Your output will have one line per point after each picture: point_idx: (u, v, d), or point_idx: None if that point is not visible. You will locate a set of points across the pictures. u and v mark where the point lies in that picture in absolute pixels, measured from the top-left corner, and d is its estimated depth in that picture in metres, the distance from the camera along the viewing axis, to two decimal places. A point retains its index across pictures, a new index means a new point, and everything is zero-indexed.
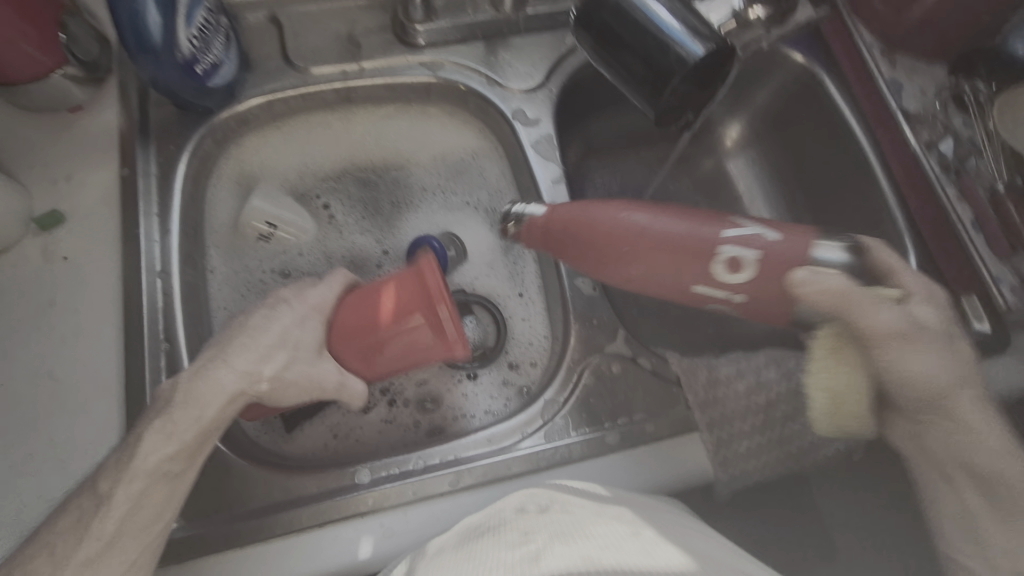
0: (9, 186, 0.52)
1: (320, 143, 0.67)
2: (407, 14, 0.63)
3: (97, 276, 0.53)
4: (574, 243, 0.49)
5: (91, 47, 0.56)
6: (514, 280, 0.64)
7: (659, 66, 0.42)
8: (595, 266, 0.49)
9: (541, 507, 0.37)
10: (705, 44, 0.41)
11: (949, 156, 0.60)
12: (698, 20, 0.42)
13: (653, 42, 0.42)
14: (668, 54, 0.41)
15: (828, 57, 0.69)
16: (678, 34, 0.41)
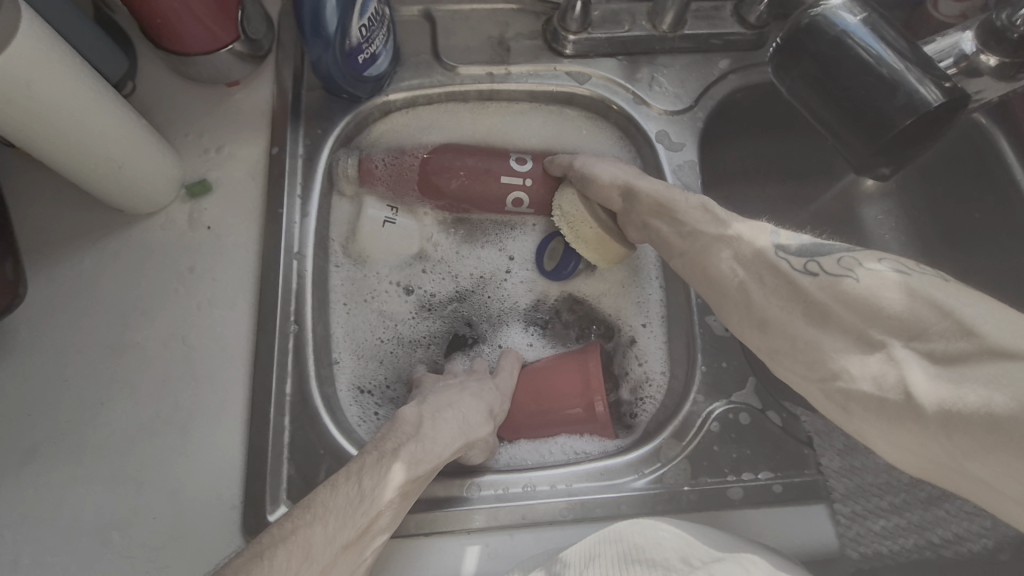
0: (170, 152, 0.54)
1: (445, 129, 0.64)
2: (562, 21, 0.61)
3: (237, 250, 0.54)
4: (428, 167, 0.58)
5: (260, 26, 0.57)
6: (638, 308, 0.60)
7: (879, 111, 0.40)
8: (463, 192, 0.59)
9: (709, 559, 0.36)
10: (938, 85, 0.39)
11: None
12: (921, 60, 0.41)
13: (877, 81, 0.40)
14: (894, 100, 0.40)
15: (1004, 114, 0.63)
16: (906, 79, 0.39)
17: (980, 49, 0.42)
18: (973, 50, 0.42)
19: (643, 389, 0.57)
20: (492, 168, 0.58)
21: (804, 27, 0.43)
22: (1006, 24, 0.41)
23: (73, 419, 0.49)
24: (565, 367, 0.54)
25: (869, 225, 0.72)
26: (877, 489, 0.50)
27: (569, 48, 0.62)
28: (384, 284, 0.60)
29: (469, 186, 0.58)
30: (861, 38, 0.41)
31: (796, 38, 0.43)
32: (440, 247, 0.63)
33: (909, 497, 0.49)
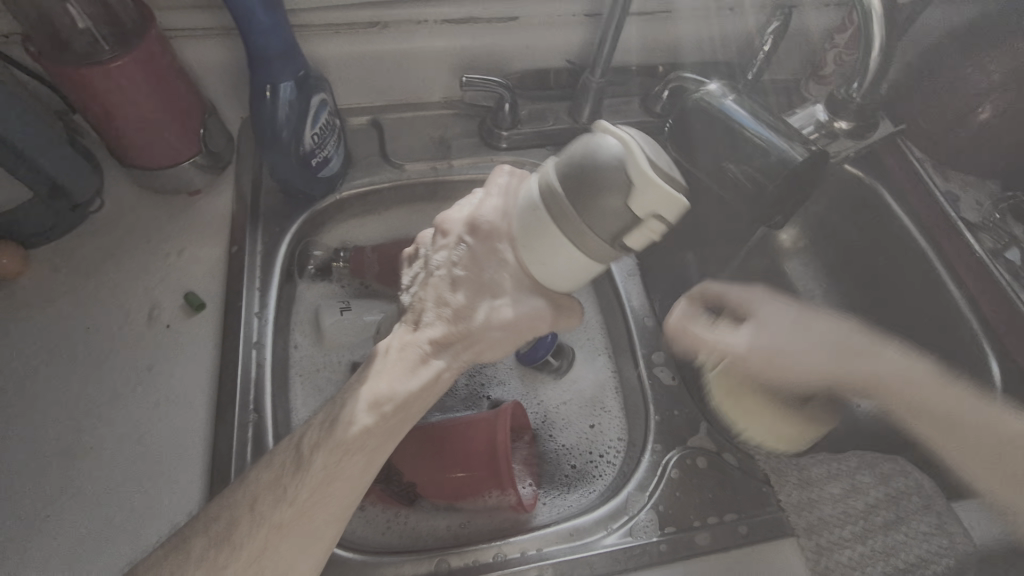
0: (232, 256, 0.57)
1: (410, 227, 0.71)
2: (495, 120, 0.70)
3: (197, 344, 0.55)
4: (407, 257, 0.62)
5: (220, 140, 0.63)
6: (596, 400, 0.61)
7: (759, 170, 0.47)
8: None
9: None
10: (801, 148, 0.47)
11: (1015, 263, 0.65)
12: (789, 129, 0.49)
13: (753, 148, 0.48)
14: (769, 159, 0.47)
15: (883, 170, 0.74)
16: (774, 143, 0.47)
17: (831, 116, 0.51)
18: (826, 117, 0.51)
19: (590, 461, 0.57)
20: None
21: (687, 111, 0.51)
22: (846, 96, 0.50)
23: (18, 535, 0.47)
24: (473, 425, 0.51)
25: (794, 280, 0.81)
26: (837, 520, 0.50)
27: (503, 142, 0.71)
28: (348, 359, 0.62)
29: None
30: (734, 114, 0.49)
31: (684, 120, 0.51)
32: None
33: (868, 524, 0.50)
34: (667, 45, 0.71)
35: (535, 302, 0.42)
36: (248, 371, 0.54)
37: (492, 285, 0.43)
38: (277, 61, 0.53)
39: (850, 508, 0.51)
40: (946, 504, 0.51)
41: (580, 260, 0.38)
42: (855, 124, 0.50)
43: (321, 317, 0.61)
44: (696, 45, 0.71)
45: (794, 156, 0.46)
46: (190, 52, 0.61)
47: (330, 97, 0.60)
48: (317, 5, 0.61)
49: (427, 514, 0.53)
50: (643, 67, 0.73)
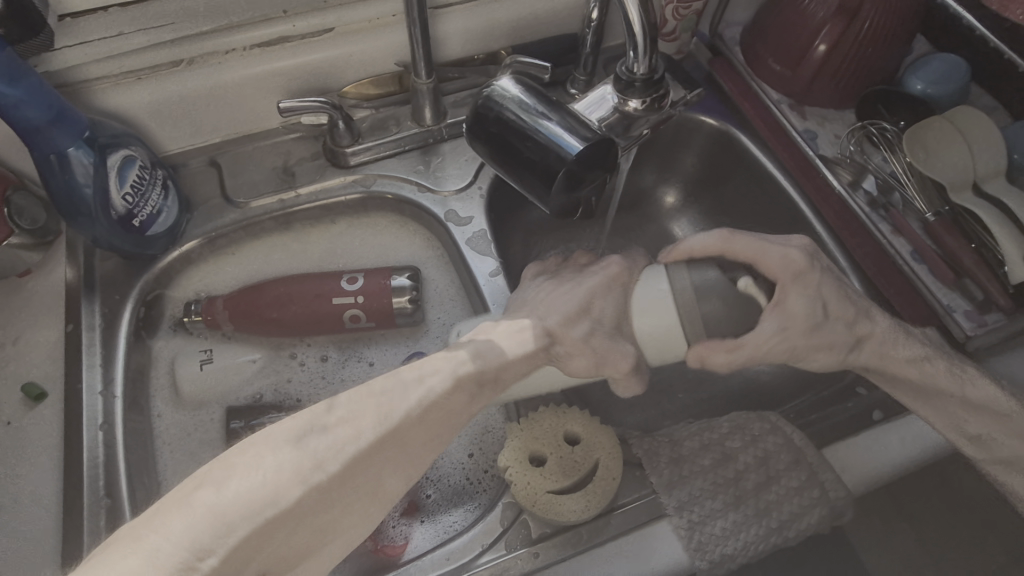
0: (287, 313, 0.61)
1: (274, 262, 0.68)
2: (335, 140, 0.67)
3: (39, 436, 0.53)
4: (263, 300, 0.61)
5: (38, 214, 0.59)
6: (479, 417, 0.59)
7: (539, 171, 0.46)
8: (300, 318, 0.61)
9: None
10: (582, 140, 0.46)
11: (875, 193, 0.64)
12: (576, 120, 0.47)
13: (539, 148, 0.46)
14: (547, 161, 0.46)
15: (741, 118, 0.72)
16: (558, 138, 0.46)
17: (620, 98, 0.50)
18: (619, 99, 0.50)
19: (473, 477, 0.56)
20: (324, 292, 0.61)
21: (481, 110, 0.49)
22: (628, 75, 0.49)
23: None
24: None
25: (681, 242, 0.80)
26: (707, 492, 0.50)
27: (350, 160, 0.68)
28: (222, 412, 0.60)
29: (306, 311, 0.61)
30: (513, 108, 0.47)
31: (482, 119, 0.48)
32: (306, 362, 0.63)
33: (739, 491, 0.51)
34: (501, 29, 0.68)
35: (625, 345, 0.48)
36: (96, 455, 0.52)
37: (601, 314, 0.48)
38: (49, 129, 0.50)
39: (720, 477, 0.51)
40: (817, 454, 0.52)
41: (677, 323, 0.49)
42: (646, 98, 0.49)
43: (178, 373, 0.59)
44: (532, 23, 0.69)
45: (575, 150, 0.45)
46: None
47: (139, 151, 0.57)
48: (104, 56, 0.57)
49: None
50: (484, 54, 0.70)
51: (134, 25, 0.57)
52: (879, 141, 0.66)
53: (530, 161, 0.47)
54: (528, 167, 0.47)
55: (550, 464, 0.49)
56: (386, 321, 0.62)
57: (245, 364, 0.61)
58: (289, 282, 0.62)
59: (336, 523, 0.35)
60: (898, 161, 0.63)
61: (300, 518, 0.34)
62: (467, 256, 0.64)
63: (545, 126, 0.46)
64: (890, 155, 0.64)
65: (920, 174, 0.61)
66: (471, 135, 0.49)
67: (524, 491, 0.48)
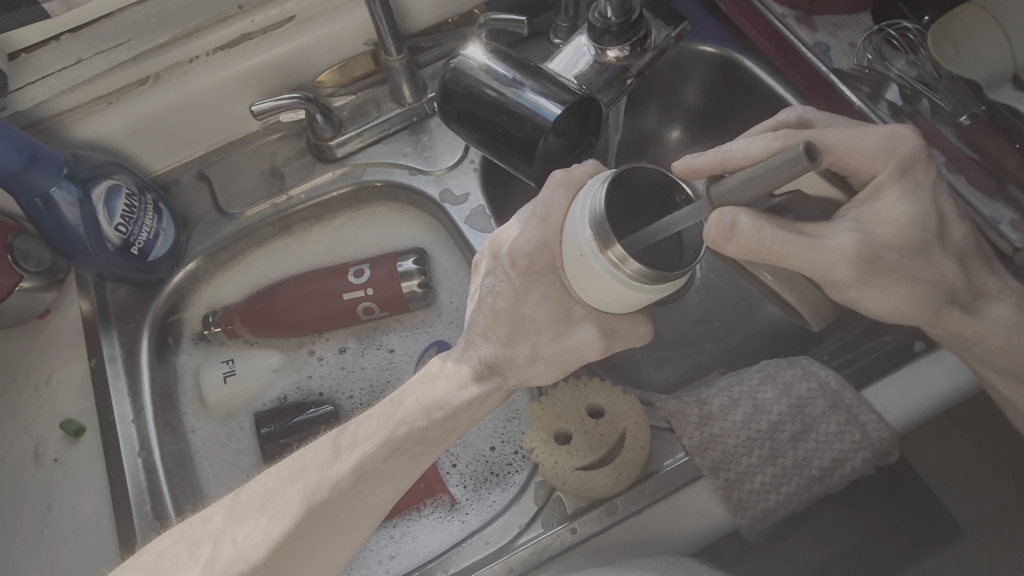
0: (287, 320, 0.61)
1: (277, 266, 0.66)
2: (316, 134, 0.64)
3: (85, 471, 0.55)
4: (275, 304, 0.60)
5: (43, 254, 0.60)
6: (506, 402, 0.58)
7: (518, 144, 0.44)
8: (315, 317, 0.61)
9: None
10: (562, 102, 0.43)
11: (899, 103, 0.58)
12: (554, 81, 0.44)
13: (518, 117, 0.43)
14: (526, 134, 0.43)
15: (744, 40, 0.66)
16: (536, 107, 0.43)
17: (598, 49, 0.46)
18: (597, 49, 0.46)
19: (507, 458, 0.56)
20: (333, 288, 0.60)
21: (451, 83, 0.45)
22: (602, 22, 0.45)
23: None
24: None
25: None
26: (743, 448, 0.48)
27: (336, 152, 0.66)
28: (251, 421, 0.60)
29: (320, 311, 0.60)
30: (484, 77, 0.44)
31: (452, 93, 0.45)
32: (326, 358, 0.63)
33: (775, 442, 0.48)
34: None
35: (583, 332, 0.43)
36: (138, 480, 0.54)
37: (535, 322, 0.43)
38: (26, 172, 0.50)
39: (753, 432, 0.48)
40: (856, 396, 0.49)
41: (617, 285, 0.38)
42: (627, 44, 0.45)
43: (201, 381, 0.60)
44: None
45: (555, 114, 0.42)
46: None
47: (122, 179, 0.57)
48: (67, 85, 0.56)
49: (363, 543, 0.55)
50: (457, 17, 0.66)
51: (91, 50, 0.56)
52: (901, 44, 0.59)
53: (509, 134, 0.44)
54: (508, 141, 0.44)
55: (576, 438, 0.48)
56: (397, 308, 0.61)
57: (265, 368, 0.61)
58: (300, 280, 0.61)
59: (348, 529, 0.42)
60: (925, 62, 0.57)
61: (302, 542, 0.40)
62: (468, 235, 0.62)
63: (520, 94, 0.43)
64: (915, 58, 0.58)
65: (952, 73, 0.55)
66: (444, 114, 0.46)
67: (553, 470, 0.47)
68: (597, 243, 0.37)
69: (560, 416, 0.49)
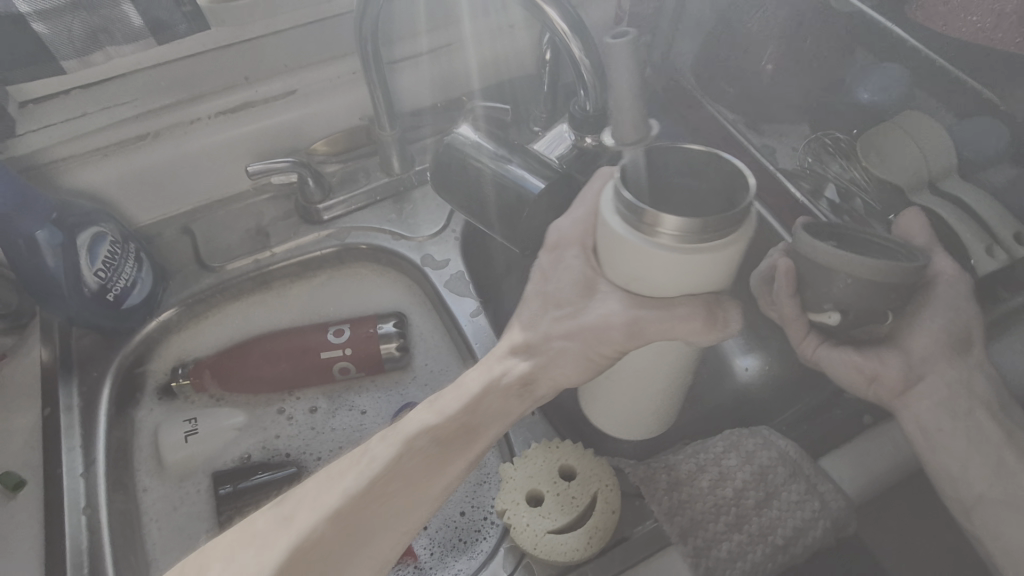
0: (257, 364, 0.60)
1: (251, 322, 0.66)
2: (306, 197, 0.68)
3: (17, 529, 0.51)
4: (248, 360, 0.60)
5: (11, 298, 0.59)
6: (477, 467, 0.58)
7: (505, 214, 0.48)
8: (289, 373, 0.61)
9: None
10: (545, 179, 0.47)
11: (836, 200, 0.66)
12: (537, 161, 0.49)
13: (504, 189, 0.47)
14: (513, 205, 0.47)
15: (702, 141, 0.75)
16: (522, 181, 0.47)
17: (577, 135, 0.54)
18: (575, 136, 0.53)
19: (475, 524, 0.55)
20: (310, 346, 0.61)
21: (443, 159, 0.50)
22: (582, 113, 0.53)
23: None
24: None
25: None
26: (710, 515, 0.49)
27: (323, 215, 0.68)
28: (208, 480, 0.57)
29: (294, 367, 0.60)
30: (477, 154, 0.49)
31: (445, 166, 0.49)
32: (295, 416, 0.61)
33: (740, 510, 0.50)
34: (460, 78, 0.70)
35: (608, 307, 0.43)
36: (78, 541, 0.50)
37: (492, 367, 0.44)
38: (16, 214, 0.50)
39: (719, 498, 0.50)
40: (813, 465, 0.51)
41: (645, 245, 0.39)
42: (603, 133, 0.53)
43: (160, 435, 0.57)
44: (487, 69, 0.71)
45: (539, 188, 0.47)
46: None
47: (109, 228, 0.57)
48: (69, 136, 0.58)
49: None
50: (446, 102, 0.72)
51: (97, 104, 0.58)
52: (836, 151, 0.68)
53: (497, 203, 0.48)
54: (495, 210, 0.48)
55: (548, 502, 0.48)
56: (372, 368, 0.62)
57: (231, 426, 0.60)
58: (273, 338, 0.61)
59: (327, 574, 0.38)
60: (857, 168, 0.65)
61: None
62: (446, 298, 0.64)
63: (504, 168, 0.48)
64: (849, 164, 0.66)
65: (880, 178, 0.63)
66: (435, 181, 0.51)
67: (523, 534, 0.47)
68: (619, 205, 0.40)
69: (537, 479, 0.49)
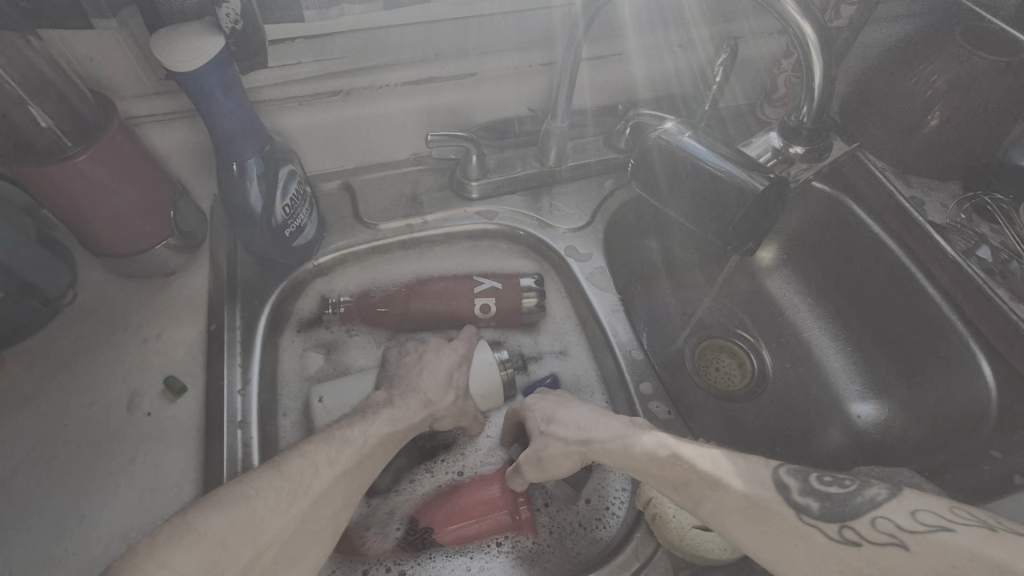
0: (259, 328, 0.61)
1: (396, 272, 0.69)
2: (464, 172, 0.71)
3: (178, 433, 0.54)
4: (398, 298, 0.63)
5: (193, 220, 0.62)
6: None
7: (709, 203, 0.51)
8: (435, 313, 0.63)
9: None
10: (756, 174, 0.49)
11: (989, 260, 0.64)
12: (744, 157, 0.52)
13: (713, 178, 0.50)
14: (723, 193, 0.50)
15: (844, 181, 0.76)
16: (731, 172, 0.50)
17: (785, 142, 0.52)
18: (781, 144, 0.53)
19: (598, 508, 0.56)
20: (456, 293, 0.63)
21: (649, 147, 0.55)
22: (797, 122, 0.51)
23: None
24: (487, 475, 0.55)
25: (774, 297, 0.83)
26: None
27: (475, 192, 0.71)
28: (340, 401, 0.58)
29: (438, 304, 0.63)
30: (685, 145, 0.53)
31: (647, 157, 0.54)
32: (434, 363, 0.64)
33: None
34: (622, 86, 0.74)
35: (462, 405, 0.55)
36: (233, 452, 0.53)
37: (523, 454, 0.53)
38: (239, 137, 0.53)
39: None
40: None
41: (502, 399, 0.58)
42: (811, 146, 0.52)
43: None
44: (647, 83, 0.75)
45: (751, 182, 0.49)
46: (155, 137, 0.61)
47: (297, 166, 0.61)
48: (280, 81, 0.62)
49: (433, 566, 0.53)
50: (602, 107, 0.75)
51: (310, 56, 0.61)
52: (992, 212, 0.67)
53: (704, 189, 0.51)
54: (702, 196, 0.51)
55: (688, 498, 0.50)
56: (511, 320, 0.64)
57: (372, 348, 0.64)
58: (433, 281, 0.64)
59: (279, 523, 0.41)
60: (1012, 232, 0.65)
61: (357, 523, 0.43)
62: (587, 289, 0.66)
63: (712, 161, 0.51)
64: (1002, 226, 0.66)
65: None
66: (635, 170, 0.56)
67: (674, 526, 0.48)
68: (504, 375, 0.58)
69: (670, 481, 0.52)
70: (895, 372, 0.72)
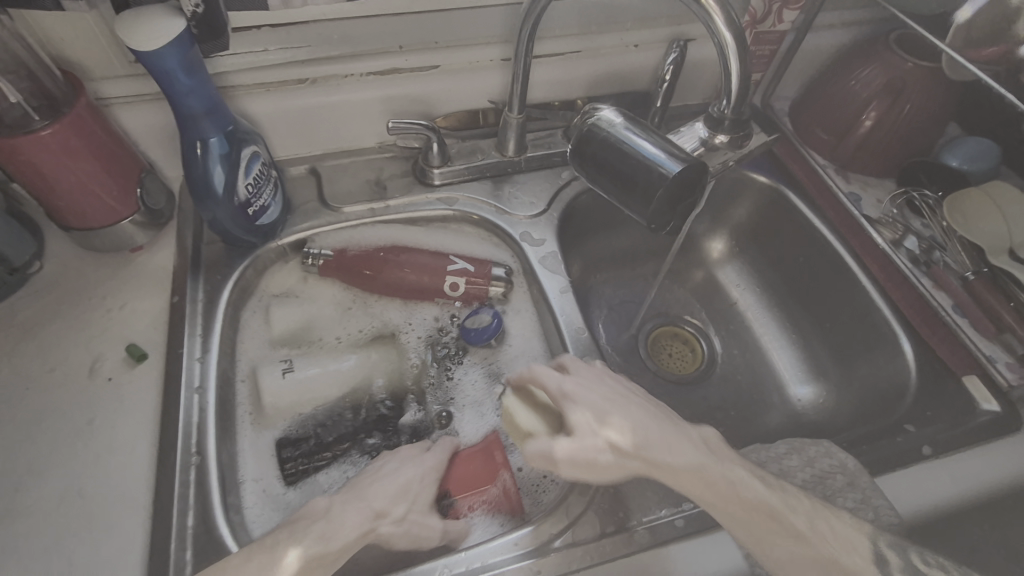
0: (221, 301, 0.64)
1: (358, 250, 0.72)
2: (426, 160, 0.74)
3: (136, 397, 0.56)
4: (374, 261, 0.67)
5: (160, 198, 0.65)
6: None
7: (640, 189, 0.53)
8: (408, 283, 0.67)
9: None
10: (681, 160, 0.52)
11: (916, 251, 0.70)
12: (675, 147, 0.54)
13: (643, 164, 0.53)
14: (652, 177, 0.52)
15: (788, 174, 0.79)
16: (660, 158, 0.53)
17: (710, 132, 0.56)
18: (708, 134, 0.56)
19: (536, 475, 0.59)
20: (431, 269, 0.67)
21: (587, 134, 0.57)
22: (719, 114, 0.55)
23: None
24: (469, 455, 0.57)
25: (725, 287, 0.86)
26: None
27: (436, 179, 0.75)
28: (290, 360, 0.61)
29: (414, 278, 0.67)
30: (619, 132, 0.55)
31: (584, 143, 0.57)
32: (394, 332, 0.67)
33: None
34: (581, 82, 0.77)
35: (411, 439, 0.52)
36: (190, 416, 0.55)
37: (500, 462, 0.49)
38: (201, 117, 0.56)
39: None
40: (871, 481, 0.53)
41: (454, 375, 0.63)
42: (733, 135, 0.56)
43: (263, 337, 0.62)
44: (605, 79, 0.78)
45: (675, 168, 0.52)
46: (126, 118, 0.64)
47: (262, 149, 0.64)
48: (248, 67, 0.65)
49: None
50: (563, 102, 0.79)
51: (278, 44, 0.65)
52: (920, 207, 0.72)
53: (636, 173, 0.53)
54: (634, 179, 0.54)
55: None
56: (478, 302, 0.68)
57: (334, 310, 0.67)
58: (411, 256, 0.68)
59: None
60: (936, 225, 0.70)
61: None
62: (539, 272, 0.69)
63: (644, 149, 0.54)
64: (929, 220, 0.71)
65: (962, 238, 0.67)
66: (575, 157, 0.58)
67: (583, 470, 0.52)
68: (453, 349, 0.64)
69: None
70: (831, 356, 0.76)
